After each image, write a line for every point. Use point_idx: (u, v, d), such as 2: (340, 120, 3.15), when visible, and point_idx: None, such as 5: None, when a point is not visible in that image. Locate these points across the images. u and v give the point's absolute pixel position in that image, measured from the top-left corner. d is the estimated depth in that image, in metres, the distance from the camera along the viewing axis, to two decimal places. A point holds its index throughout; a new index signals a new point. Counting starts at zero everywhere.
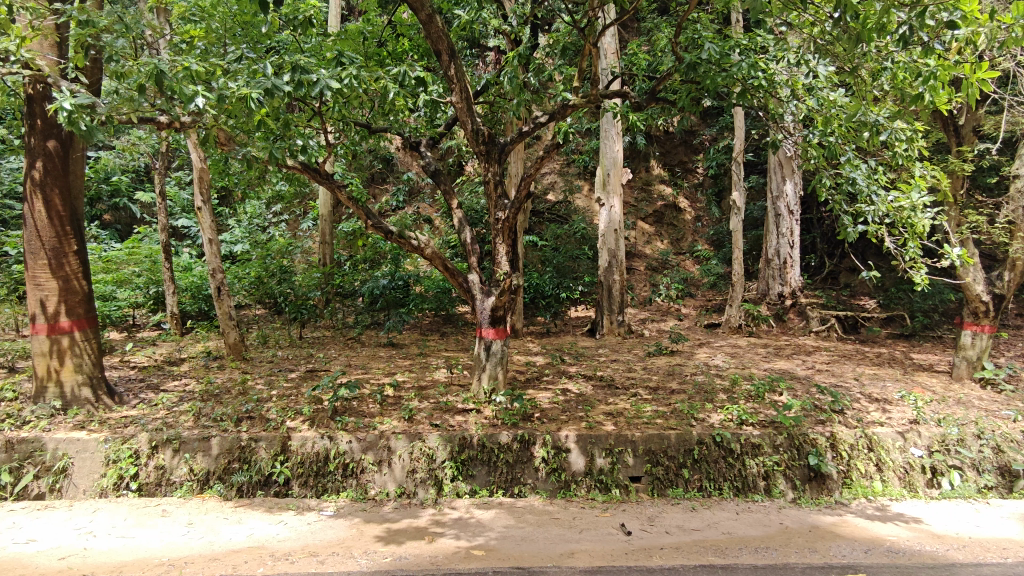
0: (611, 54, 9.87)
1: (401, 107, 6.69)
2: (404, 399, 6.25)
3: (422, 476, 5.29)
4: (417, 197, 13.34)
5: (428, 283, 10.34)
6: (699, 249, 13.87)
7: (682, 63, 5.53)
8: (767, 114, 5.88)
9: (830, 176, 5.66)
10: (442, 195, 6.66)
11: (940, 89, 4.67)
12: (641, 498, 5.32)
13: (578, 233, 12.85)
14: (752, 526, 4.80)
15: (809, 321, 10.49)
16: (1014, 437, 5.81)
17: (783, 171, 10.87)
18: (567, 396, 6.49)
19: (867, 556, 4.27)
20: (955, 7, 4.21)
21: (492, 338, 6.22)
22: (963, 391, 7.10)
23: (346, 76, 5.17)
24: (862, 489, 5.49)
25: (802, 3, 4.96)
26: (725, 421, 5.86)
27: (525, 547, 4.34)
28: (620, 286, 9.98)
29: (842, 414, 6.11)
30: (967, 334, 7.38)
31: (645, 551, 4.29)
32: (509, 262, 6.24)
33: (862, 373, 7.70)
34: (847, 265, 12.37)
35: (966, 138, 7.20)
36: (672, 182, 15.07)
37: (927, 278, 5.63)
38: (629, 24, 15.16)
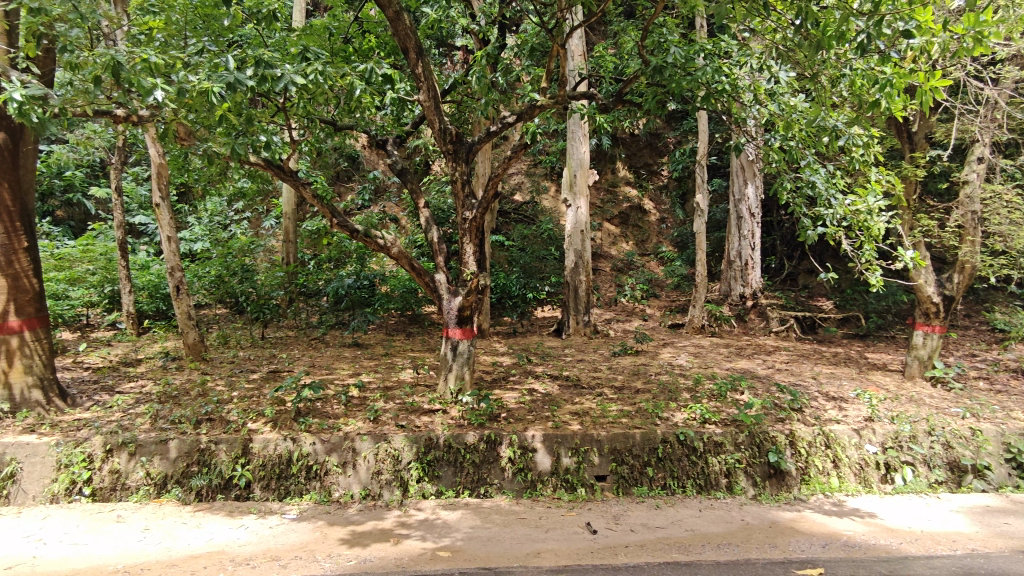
0: (578, 55, 9.92)
1: (367, 105, 6.63)
2: (369, 399, 6.19)
3: (388, 478, 5.24)
4: (383, 196, 13.24)
5: (394, 283, 10.24)
6: (663, 250, 14.07)
7: (648, 67, 5.59)
8: (731, 117, 5.99)
9: (791, 180, 5.80)
10: (409, 194, 6.61)
11: (896, 96, 4.81)
12: (606, 497, 5.36)
13: (544, 233, 12.91)
14: (714, 523, 4.89)
15: (769, 321, 10.73)
16: (963, 433, 6.03)
17: (745, 174, 11.07)
18: (534, 396, 6.51)
19: (825, 551, 4.39)
20: (910, 16, 4.35)
21: (459, 338, 6.20)
22: (915, 389, 7.34)
23: (312, 72, 5.09)
24: (820, 485, 5.63)
25: (766, 10, 5.06)
26: (688, 420, 5.96)
27: (492, 547, 4.34)
28: (586, 287, 10.05)
29: (800, 413, 6.26)
30: (919, 334, 7.64)
31: (610, 550, 4.32)
32: (476, 261, 6.22)
33: (819, 372, 7.90)
34: (805, 267, 12.69)
35: (919, 145, 7.50)
36: (638, 185, 15.28)
37: (883, 280, 5.79)
38: (596, 27, 15.33)
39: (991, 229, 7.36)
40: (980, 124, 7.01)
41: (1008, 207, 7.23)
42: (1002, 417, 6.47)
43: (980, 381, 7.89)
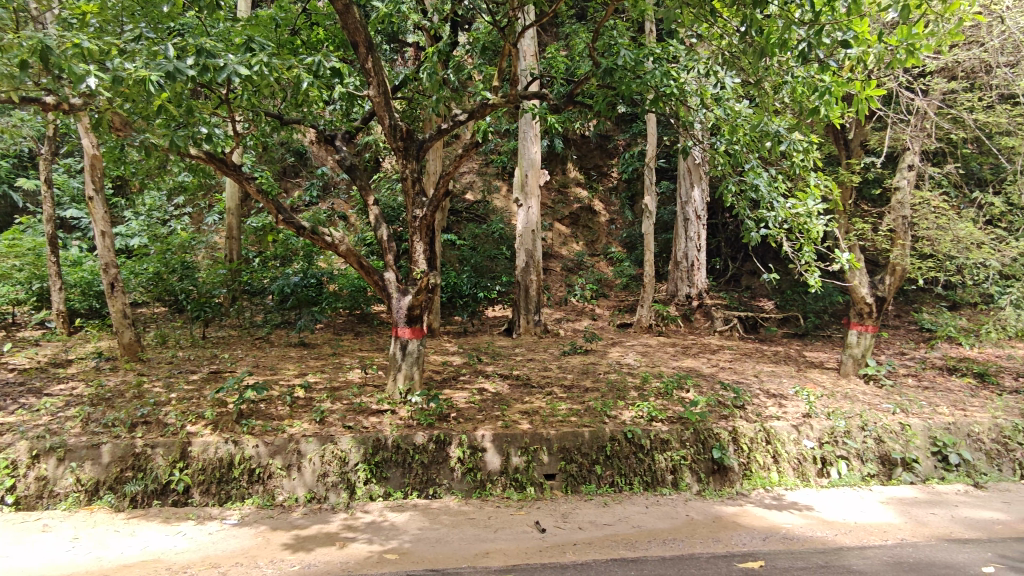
0: (530, 55, 9.93)
1: (315, 99, 6.47)
2: (316, 400, 6.05)
3: (334, 480, 5.13)
4: (331, 192, 12.99)
5: (342, 281, 10.03)
6: (612, 251, 14.25)
7: (599, 68, 5.64)
8: (678, 121, 6.11)
9: (735, 183, 5.95)
10: (358, 191, 6.49)
11: (833, 104, 5.00)
12: (556, 495, 5.38)
13: (495, 233, 12.92)
14: (660, 519, 4.98)
15: (714, 321, 11.00)
16: (893, 428, 6.33)
17: (692, 177, 11.29)
18: (484, 396, 6.48)
19: (765, 543, 4.54)
20: (847, 27, 4.54)
21: (409, 338, 6.12)
22: (849, 386, 7.66)
23: (257, 63, 4.92)
24: (760, 479, 5.81)
25: (713, 17, 5.20)
26: (636, 417, 6.06)
27: (440, 548, 4.30)
28: (537, 286, 10.10)
29: (743, 409, 6.46)
30: (853, 333, 7.98)
31: (558, 548, 4.35)
32: (425, 260, 6.15)
33: (761, 370, 8.15)
34: (748, 268, 13.07)
35: (855, 151, 7.84)
36: (588, 186, 15.45)
37: (821, 281, 6.00)
38: (548, 28, 15.43)
39: (920, 233, 7.75)
40: (911, 133, 7.38)
41: (936, 213, 7.63)
42: (929, 412, 6.82)
43: (909, 378, 8.29)
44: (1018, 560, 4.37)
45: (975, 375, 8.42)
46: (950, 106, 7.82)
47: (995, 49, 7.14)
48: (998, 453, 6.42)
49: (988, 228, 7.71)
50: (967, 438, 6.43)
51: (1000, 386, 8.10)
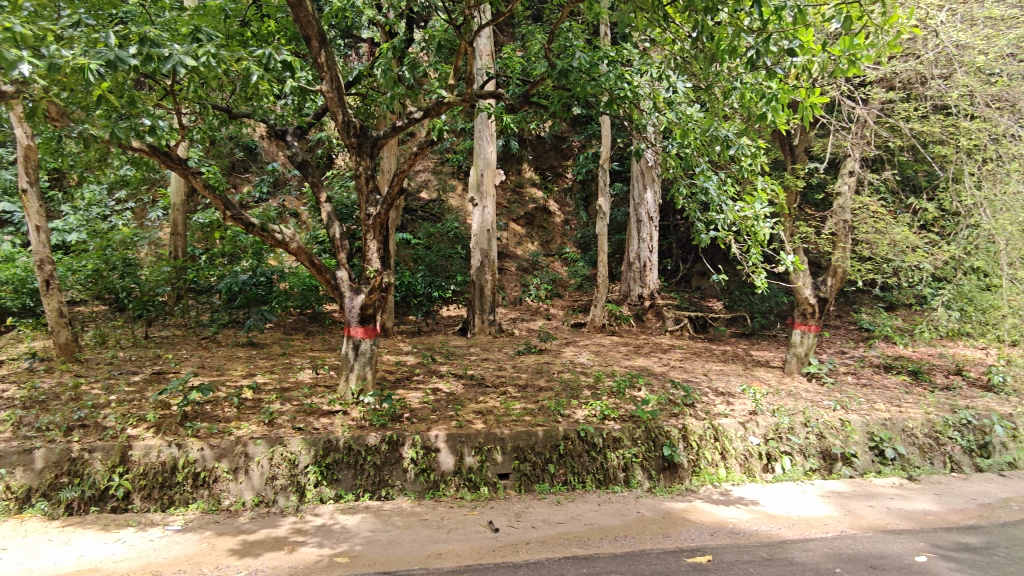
0: (485, 55, 9.88)
1: (265, 93, 6.31)
2: (265, 402, 5.90)
3: (283, 483, 5.01)
4: (282, 188, 12.70)
5: (293, 280, 9.82)
6: (567, 251, 14.36)
7: (554, 70, 5.66)
8: (632, 123, 6.19)
9: (686, 186, 6.06)
10: (310, 187, 6.37)
11: (780, 110, 5.16)
12: (509, 494, 5.39)
13: (450, 232, 12.86)
14: (612, 516, 5.04)
15: (665, 321, 11.21)
16: (833, 424, 6.57)
17: (645, 179, 11.45)
18: (437, 396, 6.44)
19: (713, 538, 4.65)
20: (793, 35, 4.70)
21: (361, 337, 6.03)
22: (793, 384, 7.92)
23: (204, 54, 4.76)
24: (708, 475, 5.95)
25: (665, 21, 5.30)
26: (589, 416, 6.13)
27: (392, 550, 4.26)
28: (492, 286, 10.09)
29: (692, 407, 6.61)
30: (797, 333, 8.25)
31: (511, 547, 4.36)
32: (379, 258, 6.07)
33: (709, 368, 8.35)
34: (698, 269, 13.36)
35: (799, 157, 8.12)
36: (543, 186, 15.54)
37: (767, 282, 6.18)
38: (503, 28, 15.47)
39: (859, 237, 8.09)
40: (851, 140, 7.69)
41: (874, 218, 7.96)
42: (867, 409, 7.11)
43: (849, 375, 8.63)
44: (948, 549, 4.59)
45: (908, 373, 8.83)
46: (888, 114, 8.17)
47: (929, 61, 7.47)
48: (930, 447, 6.73)
49: (922, 233, 8.08)
50: (902, 433, 6.73)
51: (932, 382, 8.52)
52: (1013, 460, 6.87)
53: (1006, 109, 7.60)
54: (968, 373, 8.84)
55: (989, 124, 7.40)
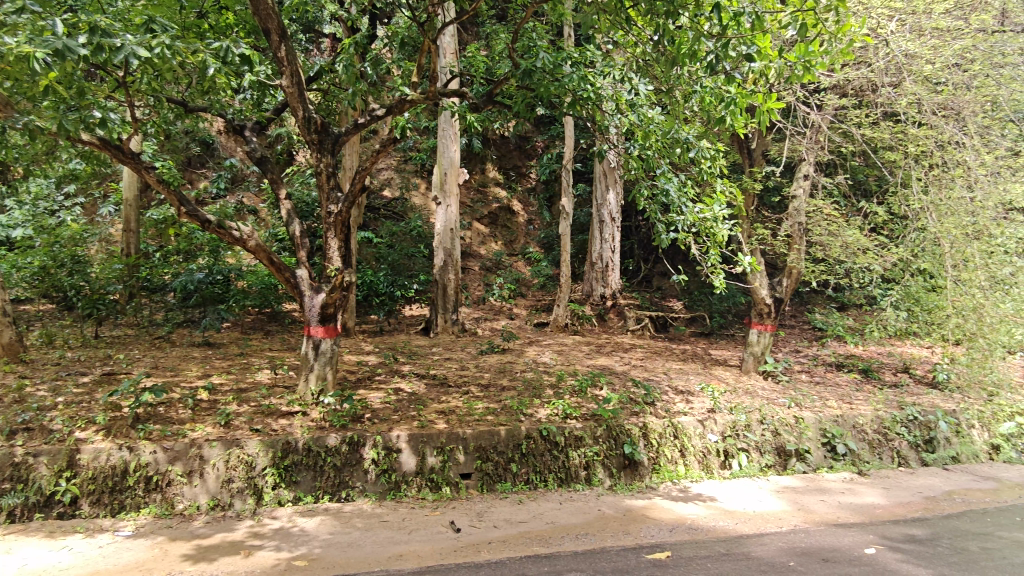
0: (449, 53, 9.80)
1: (223, 86, 6.15)
2: (221, 403, 5.76)
3: (239, 486, 4.90)
4: (241, 184, 12.42)
5: (251, 278, 9.62)
6: (530, 251, 14.41)
7: (518, 69, 5.67)
8: (595, 124, 6.24)
9: (647, 187, 6.11)
10: (269, 184, 6.23)
11: (738, 114, 5.28)
12: (471, 494, 5.38)
13: (414, 231, 12.75)
14: (573, 514, 5.07)
15: (627, 321, 11.34)
16: (788, 421, 6.75)
17: (607, 180, 11.55)
18: (399, 396, 6.39)
19: (672, 534, 4.72)
20: (751, 41, 4.80)
21: (321, 337, 5.93)
22: (750, 382, 8.11)
23: (158, 45, 4.60)
24: (668, 473, 6.05)
25: (628, 23, 5.36)
26: (551, 415, 6.16)
27: (351, 553, 4.20)
28: (455, 285, 10.05)
29: (653, 406, 6.71)
30: (754, 332, 8.44)
31: (473, 547, 4.35)
32: (340, 257, 5.98)
33: (670, 367, 8.48)
34: (659, 270, 13.56)
35: (757, 160, 8.33)
36: (507, 186, 15.57)
37: (726, 282, 6.30)
38: (468, 27, 15.44)
39: (813, 239, 8.33)
40: (806, 145, 7.92)
41: (828, 220, 8.20)
42: (820, 406, 7.33)
43: (803, 374, 8.87)
44: (896, 541, 4.76)
45: (859, 371, 9.14)
46: (841, 120, 8.43)
47: (880, 69, 7.73)
48: (879, 442, 6.97)
49: (872, 236, 8.36)
50: (852, 430, 6.95)
51: (881, 380, 8.83)
52: (956, 454, 7.17)
53: (951, 118, 7.88)
54: (915, 371, 9.19)
55: (935, 132, 7.67)
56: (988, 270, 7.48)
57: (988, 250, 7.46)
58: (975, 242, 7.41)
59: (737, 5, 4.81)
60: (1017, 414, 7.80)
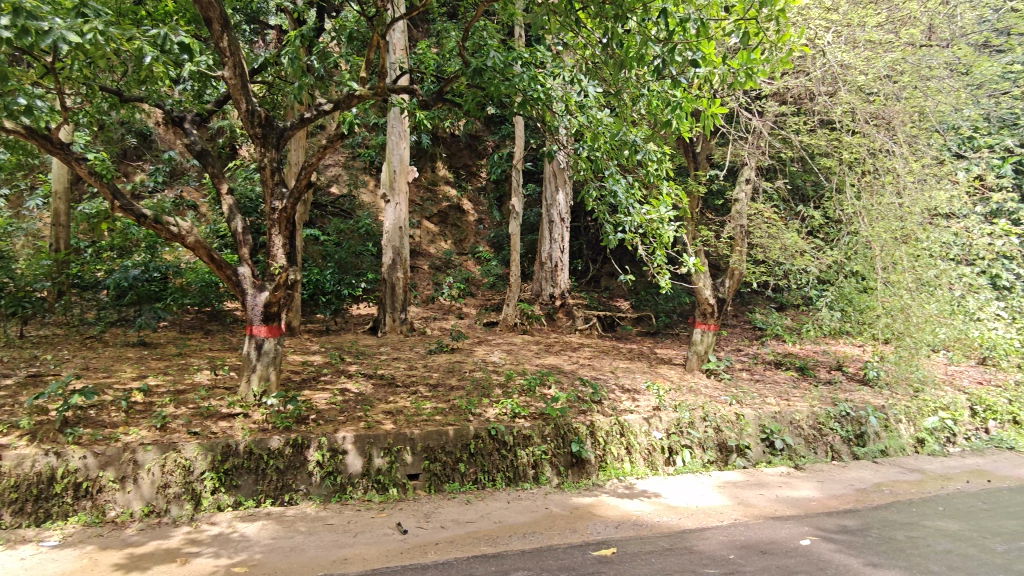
0: (399, 49, 9.66)
1: (161, 76, 5.91)
2: (156, 405, 5.53)
3: (176, 491, 4.71)
4: (180, 178, 11.98)
5: (190, 275, 9.28)
6: (480, 250, 14.38)
7: (468, 68, 5.67)
8: (545, 125, 6.26)
9: (596, 188, 6.19)
10: (209, 178, 6.02)
11: (683, 118, 5.41)
12: (418, 495, 5.33)
13: (362, 228, 12.54)
14: (521, 513, 5.10)
15: (575, 320, 11.47)
16: (729, 418, 6.95)
17: (557, 181, 11.63)
18: (346, 396, 6.28)
19: (618, 531, 4.80)
20: (696, 47, 4.95)
21: (264, 337, 5.78)
22: (694, 380, 8.31)
23: (89, 30, 4.36)
24: (614, 470, 6.13)
25: (577, 25, 5.40)
26: (499, 415, 6.16)
27: (295, 557, 4.10)
28: (404, 284, 9.95)
29: (600, 404, 6.80)
30: (698, 331, 8.66)
31: (420, 549, 4.31)
32: (285, 254, 5.83)
33: (617, 366, 8.63)
34: (607, 270, 13.76)
35: (701, 163, 8.57)
36: (457, 185, 15.51)
37: (671, 283, 6.43)
38: (418, 24, 15.30)
39: (754, 241, 8.61)
40: (748, 150, 8.19)
41: (767, 223, 8.49)
42: (760, 403, 7.59)
43: (743, 371, 9.17)
44: (829, 532, 4.97)
45: (796, 369, 9.51)
46: (781, 127, 8.75)
47: (817, 79, 8.04)
48: (814, 437, 7.26)
49: (809, 239, 8.72)
50: (790, 425, 7.21)
51: (816, 377, 9.21)
52: (884, 448, 7.52)
53: (883, 127, 8.26)
54: (847, 368, 9.62)
55: (867, 140, 8.03)
56: (915, 273, 7.88)
57: (915, 253, 7.87)
58: (903, 246, 7.80)
59: (683, 11, 4.92)
60: (940, 409, 8.24)
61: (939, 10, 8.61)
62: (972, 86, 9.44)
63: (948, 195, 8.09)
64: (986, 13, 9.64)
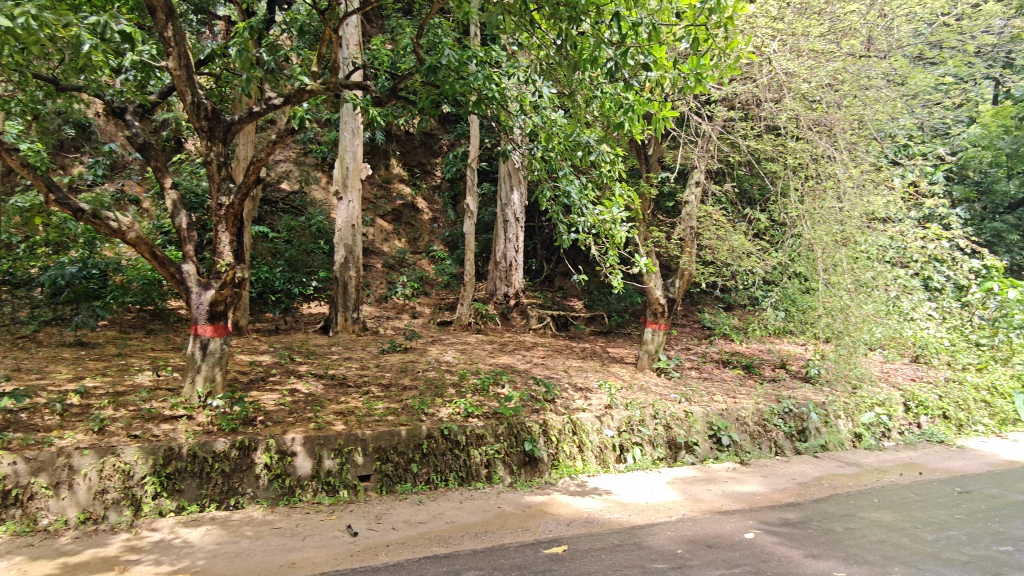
0: (353, 44, 9.48)
1: (100, 64, 5.65)
2: (95, 408, 5.31)
3: (115, 497, 4.53)
4: (121, 172, 11.51)
5: (131, 273, 8.93)
6: (434, 249, 14.29)
7: (422, 65, 5.64)
8: (500, 125, 6.26)
9: (550, 188, 6.22)
10: (152, 172, 5.79)
11: (636, 121, 5.52)
12: (369, 496, 5.26)
13: (314, 226, 12.29)
14: (473, 513, 5.09)
15: (529, 319, 11.52)
16: (678, 415, 7.10)
17: (512, 180, 11.62)
18: (295, 397, 6.16)
19: (569, 529, 4.84)
20: (648, 51, 5.07)
21: (210, 337, 5.60)
22: (645, 378, 8.46)
23: (21, 15, 4.13)
24: (566, 468, 6.19)
25: (532, 26, 5.42)
26: (452, 414, 6.14)
27: (240, 563, 3.99)
28: (356, 283, 9.81)
29: (553, 403, 6.85)
30: (649, 330, 8.83)
31: (370, 551, 4.25)
32: (232, 252, 5.66)
33: (570, 365, 8.71)
34: (561, 270, 13.86)
35: (653, 165, 8.73)
36: (411, 183, 15.38)
37: (623, 282, 6.53)
38: (373, 19, 15.10)
39: (703, 243, 8.82)
40: (698, 153, 8.40)
41: (716, 225, 8.71)
42: (708, 400, 7.78)
43: (692, 370, 9.38)
44: (773, 525, 5.12)
45: (742, 367, 9.78)
46: (729, 131, 9.00)
47: (764, 85, 8.30)
48: (758, 433, 7.49)
49: (755, 240, 9.00)
50: (736, 422, 7.42)
51: (761, 375, 9.49)
52: (825, 443, 7.81)
53: (824, 133, 8.50)
54: (790, 366, 9.97)
55: (810, 146, 8.32)
56: (854, 274, 8.22)
57: (854, 256, 8.21)
58: (843, 248, 8.12)
59: (636, 15, 5.00)
60: (877, 405, 8.59)
61: (877, 22, 8.98)
62: (907, 96, 9.89)
63: (884, 200, 8.46)
64: (921, 27, 10.10)
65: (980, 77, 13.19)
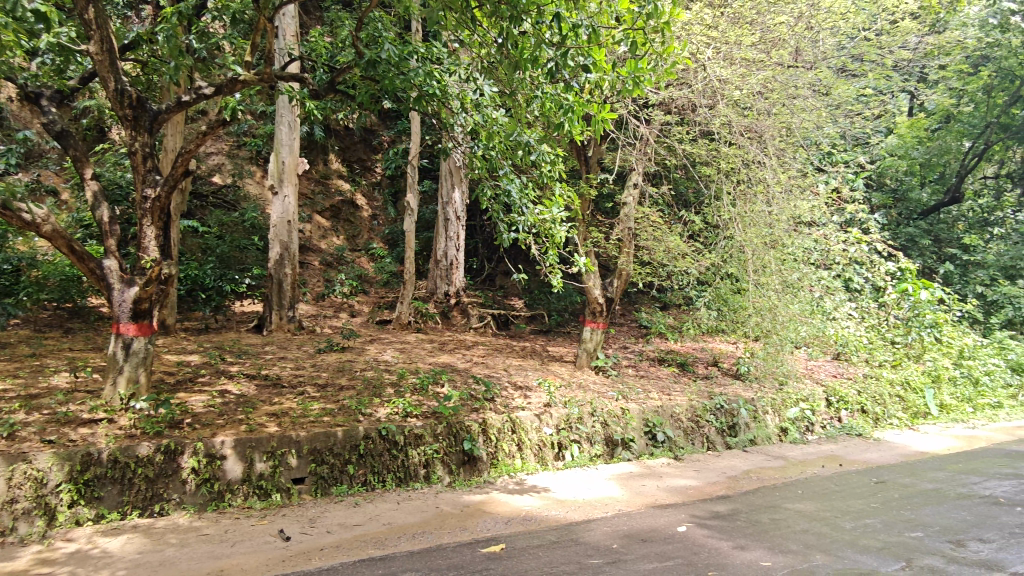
0: (289, 35, 9.19)
1: (11, 45, 5.26)
2: (3, 412, 4.95)
3: (25, 507, 4.23)
4: (37, 161, 10.81)
5: (48, 268, 8.41)
6: (373, 247, 14.06)
7: (361, 59, 5.51)
8: (440, 122, 6.21)
9: (490, 187, 6.19)
10: (71, 161, 5.46)
11: (575, 121, 5.58)
12: (303, 499, 5.14)
13: (247, 221, 11.88)
14: (411, 513, 5.03)
15: (469, 318, 11.49)
16: (615, 413, 7.23)
17: (453, 179, 11.52)
18: (226, 399, 5.93)
19: (508, 527, 4.85)
20: (587, 53, 5.12)
21: (133, 336, 5.33)
22: (583, 376, 8.60)
23: None
24: (505, 467, 6.21)
25: (474, 23, 5.39)
26: (390, 415, 6.04)
27: (163, 573, 3.81)
28: (291, 281, 9.54)
29: (492, 402, 6.86)
30: (587, 329, 8.96)
31: (303, 555, 4.14)
32: (158, 247, 5.40)
33: (509, 364, 8.74)
34: (501, 269, 13.89)
35: (592, 166, 8.88)
36: (350, 178, 15.08)
37: (563, 281, 6.60)
38: (311, 10, 14.72)
39: (641, 243, 9.02)
40: (636, 156, 8.62)
41: (653, 226, 8.92)
42: (643, 397, 7.97)
43: (629, 368, 9.58)
44: (704, 518, 5.28)
45: (677, 365, 10.06)
46: (666, 135, 9.24)
47: (699, 91, 8.57)
48: (692, 429, 7.72)
49: (689, 242, 9.26)
50: (670, 418, 7.62)
51: (695, 373, 9.80)
52: (753, 437, 8.11)
53: (755, 139, 8.86)
54: (722, 364, 10.33)
55: (742, 152, 8.63)
56: (781, 275, 8.57)
57: (781, 258, 8.57)
58: (771, 250, 8.48)
59: (576, 17, 5.04)
60: (801, 400, 9.00)
61: (804, 35, 9.37)
62: (831, 106, 10.34)
63: (810, 205, 8.85)
64: (845, 40, 10.58)
65: (897, 90, 13.93)
